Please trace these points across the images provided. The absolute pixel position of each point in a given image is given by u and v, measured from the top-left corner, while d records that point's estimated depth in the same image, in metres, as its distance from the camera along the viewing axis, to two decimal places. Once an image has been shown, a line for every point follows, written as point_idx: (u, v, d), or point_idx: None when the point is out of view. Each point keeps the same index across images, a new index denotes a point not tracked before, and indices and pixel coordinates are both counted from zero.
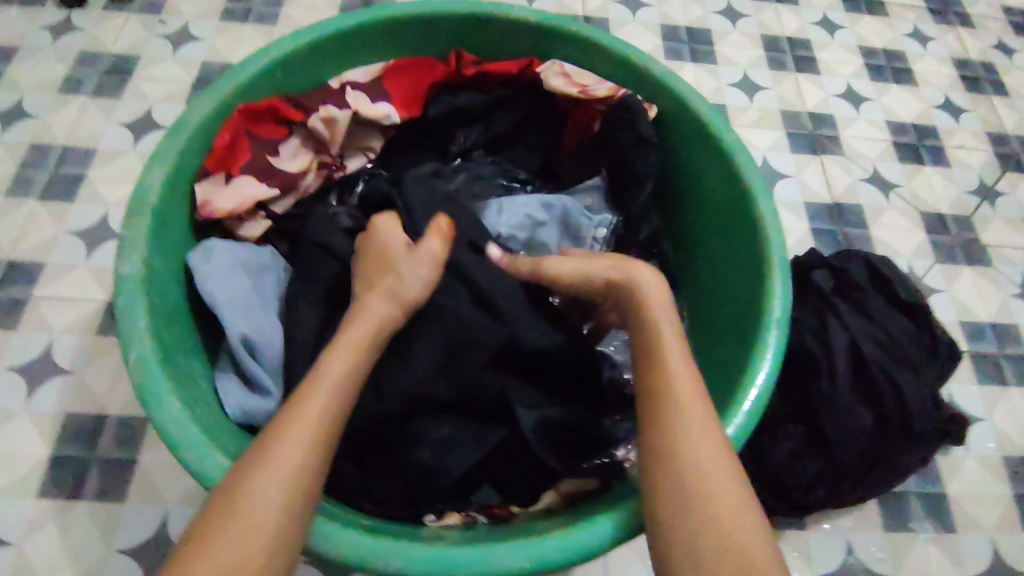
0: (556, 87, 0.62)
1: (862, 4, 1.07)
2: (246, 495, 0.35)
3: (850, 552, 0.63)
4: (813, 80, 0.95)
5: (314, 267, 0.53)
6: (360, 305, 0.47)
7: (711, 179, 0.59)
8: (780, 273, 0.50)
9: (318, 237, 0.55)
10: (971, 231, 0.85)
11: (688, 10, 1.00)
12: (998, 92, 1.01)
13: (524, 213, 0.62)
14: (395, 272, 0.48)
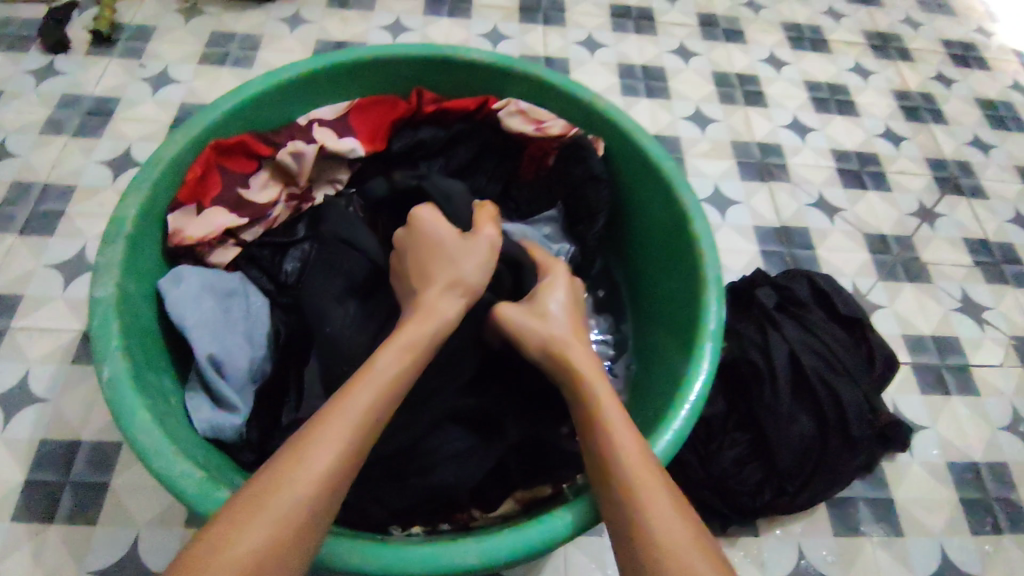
0: (514, 126, 0.66)
1: (807, 43, 1.15)
2: (276, 480, 0.37)
3: (802, 555, 0.65)
4: (761, 113, 1.01)
5: (342, 262, 0.58)
6: (422, 300, 0.50)
7: (655, 204, 0.63)
8: (714, 292, 0.54)
9: (341, 233, 0.59)
10: (912, 251, 0.90)
11: (643, 51, 1.07)
12: (936, 120, 1.08)
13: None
14: (455, 264, 0.52)
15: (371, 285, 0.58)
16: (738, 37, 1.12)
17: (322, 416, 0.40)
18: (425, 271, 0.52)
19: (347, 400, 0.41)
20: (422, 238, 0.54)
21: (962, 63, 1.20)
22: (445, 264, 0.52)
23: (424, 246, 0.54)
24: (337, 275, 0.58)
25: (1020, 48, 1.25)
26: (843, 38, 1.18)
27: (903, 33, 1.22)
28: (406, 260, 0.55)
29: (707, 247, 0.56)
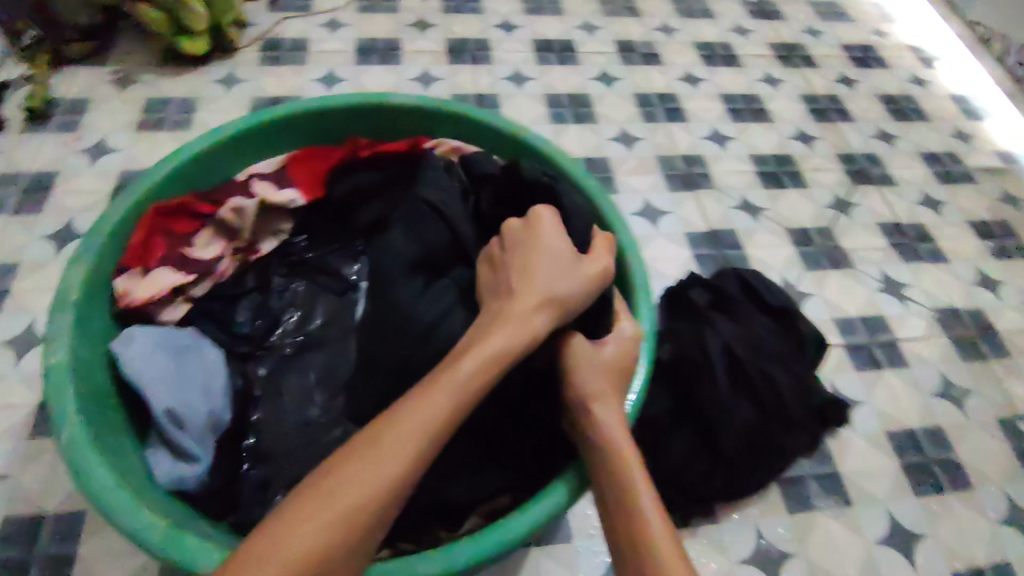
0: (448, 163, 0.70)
1: (719, 59, 1.23)
2: (341, 479, 0.38)
3: (761, 535, 0.69)
4: (682, 127, 1.09)
5: (428, 232, 0.59)
6: (518, 301, 0.47)
7: None
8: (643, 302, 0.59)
9: (434, 202, 0.61)
10: (833, 240, 0.97)
11: (568, 80, 1.14)
12: (843, 119, 1.16)
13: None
14: (563, 278, 0.49)
15: (431, 260, 0.59)
16: (654, 60, 1.20)
17: (386, 423, 0.41)
18: (530, 271, 0.49)
19: (425, 411, 0.41)
20: (538, 237, 0.51)
21: (862, 64, 1.29)
22: (558, 278, 0.49)
23: (535, 244, 0.51)
24: (416, 242, 0.59)
25: (914, 45, 1.35)
26: (752, 51, 1.26)
27: (805, 41, 1.31)
28: (512, 257, 0.51)
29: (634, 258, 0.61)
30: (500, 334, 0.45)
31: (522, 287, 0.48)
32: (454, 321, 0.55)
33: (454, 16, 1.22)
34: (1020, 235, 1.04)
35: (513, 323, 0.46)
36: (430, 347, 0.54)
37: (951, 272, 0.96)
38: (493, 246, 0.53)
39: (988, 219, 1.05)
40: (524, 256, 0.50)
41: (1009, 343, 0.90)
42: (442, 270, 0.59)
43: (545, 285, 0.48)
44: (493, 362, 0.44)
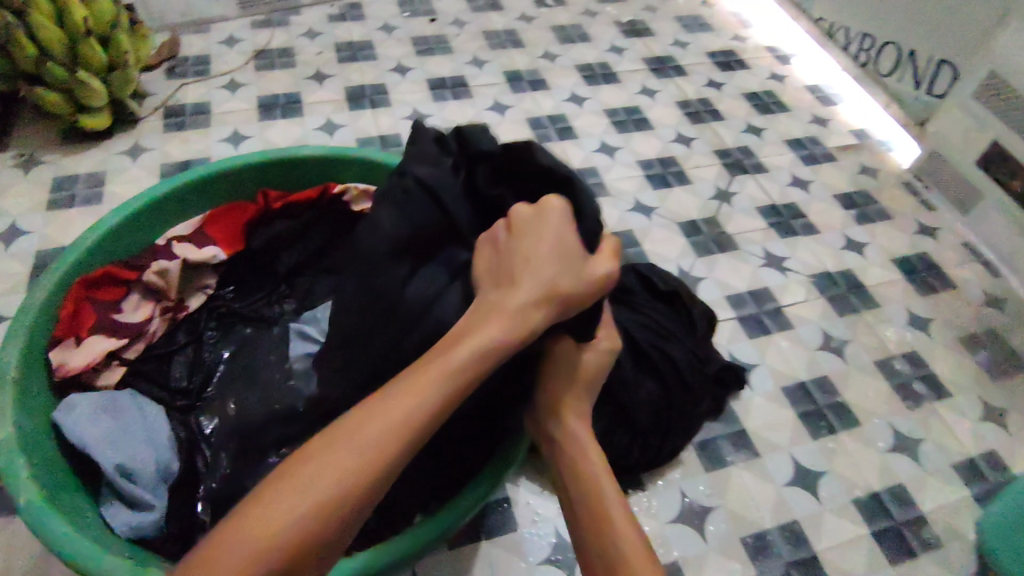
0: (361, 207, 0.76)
1: (599, 77, 1.35)
2: (317, 464, 0.40)
3: (687, 496, 0.77)
4: (574, 144, 1.19)
5: (417, 212, 0.53)
6: (517, 290, 0.47)
7: None
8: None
9: (428, 183, 0.54)
10: (718, 227, 1.08)
11: (465, 114, 1.23)
12: (715, 118, 1.30)
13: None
14: (568, 274, 0.49)
15: (421, 242, 0.54)
16: (541, 86, 1.31)
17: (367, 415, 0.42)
18: (534, 264, 0.48)
19: (403, 406, 0.42)
20: (542, 232, 0.49)
21: (726, 67, 1.44)
22: (564, 278, 0.48)
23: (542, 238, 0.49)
24: (406, 222, 0.53)
25: (770, 45, 1.51)
26: (628, 67, 1.39)
27: (675, 53, 1.45)
28: (517, 246, 0.49)
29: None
30: (490, 328, 0.46)
31: (527, 277, 0.47)
32: (443, 308, 0.53)
33: (350, 65, 1.30)
34: (877, 200, 1.18)
35: (507, 320, 0.46)
36: (416, 335, 0.52)
37: (822, 240, 1.09)
38: (501, 227, 0.51)
39: (850, 190, 1.19)
40: (531, 247, 0.49)
41: (877, 294, 1.02)
42: (433, 252, 0.55)
43: (549, 284, 0.47)
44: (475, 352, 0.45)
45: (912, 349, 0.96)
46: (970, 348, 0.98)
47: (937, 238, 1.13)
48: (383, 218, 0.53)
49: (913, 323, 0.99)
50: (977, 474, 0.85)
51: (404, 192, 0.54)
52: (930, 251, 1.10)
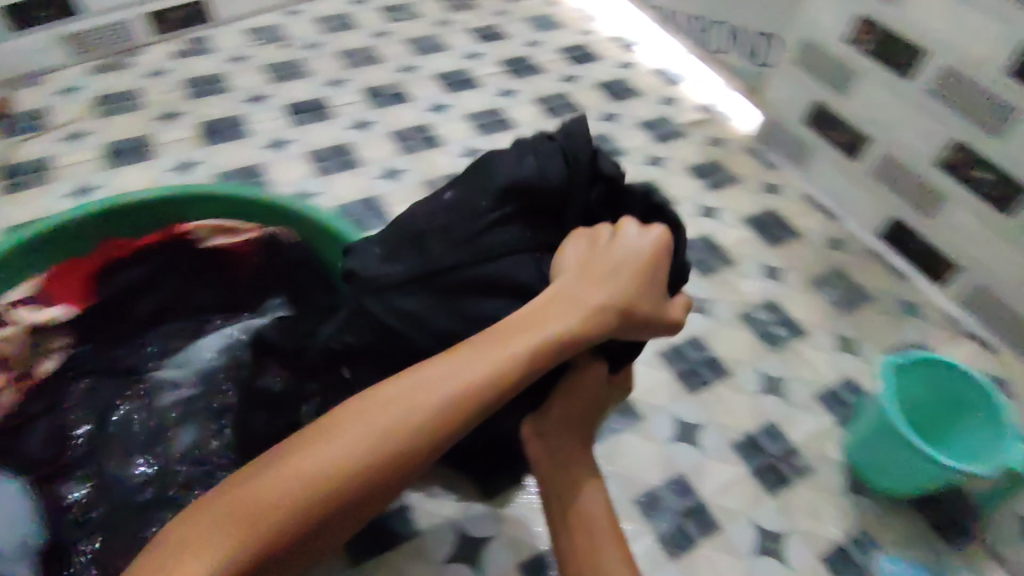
0: (217, 242, 0.79)
1: (458, 84, 1.38)
2: (404, 404, 0.50)
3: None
4: (439, 151, 1.22)
5: (547, 170, 0.58)
6: (595, 298, 0.55)
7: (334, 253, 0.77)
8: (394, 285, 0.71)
9: (573, 153, 0.58)
10: None
11: (326, 135, 1.23)
12: (572, 110, 1.36)
13: (219, 342, 0.77)
14: (642, 303, 0.57)
15: (529, 206, 0.59)
16: (401, 98, 1.33)
17: (442, 382, 0.50)
18: (614, 278, 0.56)
19: (469, 385, 0.50)
20: (633, 253, 0.57)
21: (578, 61, 1.50)
22: (637, 297, 0.56)
23: (630, 259, 0.57)
24: (524, 178, 0.58)
25: (617, 36, 1.58)
26: (485, 71, 1.43)
27: (529, 52, 1.50)
28: (609, 259, 0.56)
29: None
30: (564, 318, 0.54)
31: (607, 288, 0.56)
32: (511, 276, 0.58)
33: (201, 100, 1.27)
34: (726, 167, 1.27)
35: (579, 318, 0.54)
36: (479, 291, 0.57)
37: (679, 211, 1.17)
38: (604, 234, 0.58)
39: (702, 161, 1.28)
40: (617, 265, 0.56)
41: (734, 254, 1.11)
42: (533, 220, 0.59)
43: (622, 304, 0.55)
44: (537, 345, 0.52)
45: (770, 299, 1.04)
46: (819, 289, 1.07)
47: (782, 194, 1.22)
48: (525, 170, 0.58)
49: (768, 275, 1.08)
50: (836, 400, 0.93)
51: (552, 150, 0.59)
52: (777, 206, 1.20)
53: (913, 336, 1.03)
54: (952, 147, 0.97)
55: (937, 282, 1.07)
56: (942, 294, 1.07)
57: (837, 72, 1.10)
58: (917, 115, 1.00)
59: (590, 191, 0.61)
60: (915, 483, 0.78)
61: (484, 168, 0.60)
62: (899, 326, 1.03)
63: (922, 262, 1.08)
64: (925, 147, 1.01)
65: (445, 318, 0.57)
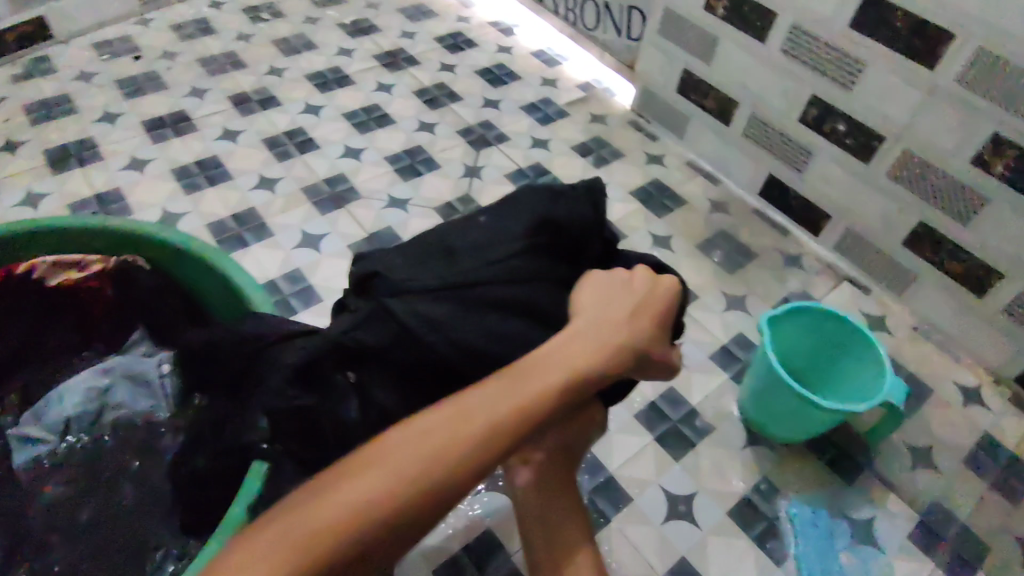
0: (65, 278, 0.70)
1: (332, 83, 1.33)
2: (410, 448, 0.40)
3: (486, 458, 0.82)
4: (317, 155, 1.17)
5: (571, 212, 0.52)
6: (620, 338, 0.49)
7: (201, 276, 0.72)
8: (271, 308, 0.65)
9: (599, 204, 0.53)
10: (473, 202, 1.13)
11: (191, 149, 1.15)
12: (453, 99, 1.33)
13: (84, 388, 0.69)
14: (660, 345, 0.52)
15: (553, 241, 0.52)
16: (272, 103, 1.27)
17: (471, 417, 0.42)
18: (636, 317, 0.50)
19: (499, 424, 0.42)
20: (648, 293, 0.52)
21: (456, 48, 1.47)
22: (657, 345, 0.51)
23: (652, 301, 0.52)
24: (555, 217, 0.52)
25: (493, 21, 1.57)
26: (360, 67, 1.38)
27: (404, 44, 1.46)
28: (629, 301, 0.51)
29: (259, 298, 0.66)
30: (591, 348, 0.47)
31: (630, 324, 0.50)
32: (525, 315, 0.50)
33: (45, 124, 1.16)
34: (610, 142, 1.28)
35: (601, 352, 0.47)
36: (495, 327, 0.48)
37: None
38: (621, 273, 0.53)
39: (586, 139, 1.28)
40: (637, 304, 0.51)
41: (623, 227, 1.12)
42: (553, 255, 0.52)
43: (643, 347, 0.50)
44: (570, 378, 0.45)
45: None
46: (707, 252, 1.10)
47: (665, 163, 1.25)
48: (561, 206, 0.52)
49: (657, 244, 1.10)
50: (731, 357, 0.96)
51: (579, 188, 0.53)
52: (662, 176, 1.22)
53: (797, 286, 1.07)
54: (811, 102, 1.01)
55: (813, 233, 1.12)
56: (819, 243, 1.12)
57: (701, 39, 1.12)
58: (778, 75, 1.04)
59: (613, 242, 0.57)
60: (807, 428, 0.81)
61: (519, 198, 0.54)
62: (783, 278, 1.08)
63: (798, 215, 1.13)
64: (788, 105, 1.05)
65: (466, 333, 0.47)
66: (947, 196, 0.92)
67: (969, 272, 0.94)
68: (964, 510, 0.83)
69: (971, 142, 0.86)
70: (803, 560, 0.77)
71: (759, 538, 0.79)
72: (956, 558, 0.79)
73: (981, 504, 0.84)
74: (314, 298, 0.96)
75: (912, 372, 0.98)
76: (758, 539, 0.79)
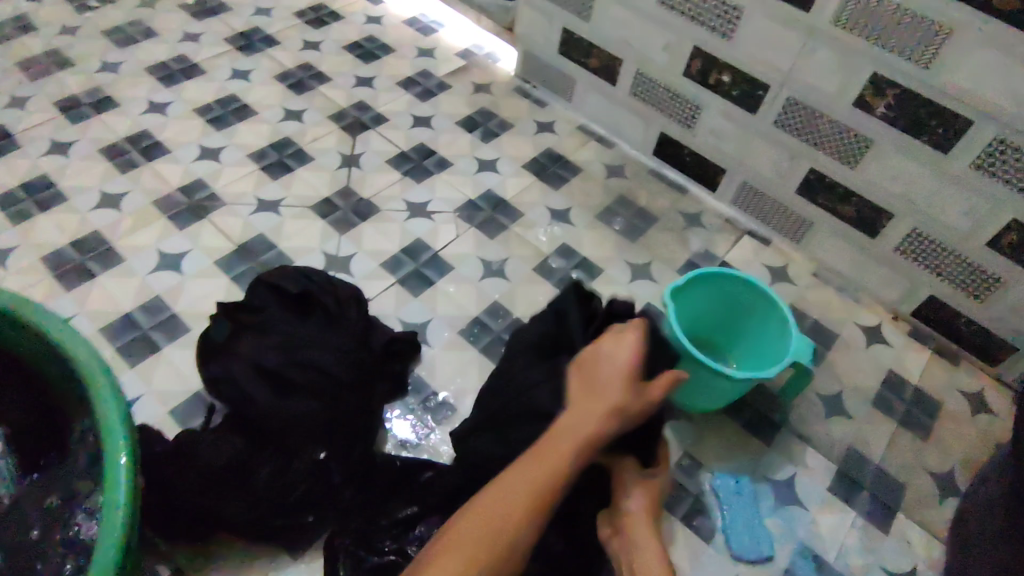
0: None
1: (179, 75, 1.17)
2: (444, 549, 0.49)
3: (405, 407, 0.83)
4: (168, 160, 1.03)
5: (540, 328, 0.70)
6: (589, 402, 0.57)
7: (48, 360, 0.59)
8: (124, 441, 0.54)
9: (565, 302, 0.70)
10: (354, 195, 1.03)
11: (13, 169, 0.99)
12: (321, 81, 1.20)
13: None
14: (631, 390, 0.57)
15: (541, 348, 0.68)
16: (109, 104, 1.10)
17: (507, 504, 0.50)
18: (598, 380, 0.58)
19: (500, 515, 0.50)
20: (614, 353, 0.59)
21: (318, 22, 1.33)
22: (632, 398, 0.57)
23: (614, 361, 0.58)
24: (542, 329, 0.70)
25: None
26: (210, 53, 1.22)
27: (259, 22, 1.30)
28: (593, 370, 0.59)
29: (110, 421, 0.55)
30: (586, 418, 0.55)
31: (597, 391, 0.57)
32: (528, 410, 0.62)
33: None
34: (497, 113, 1.20)
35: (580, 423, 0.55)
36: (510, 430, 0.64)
37: (457, 171, 1.09)
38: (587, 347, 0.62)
39: (470, 111, 1.20)
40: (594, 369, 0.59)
41: (519, 204, 1.06)
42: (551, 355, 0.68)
43: (632, 402, 0.57)
44: (577, 450, 0.54)
45: (562, 243, 1.01)
46: (607, 221, 1.05)
47: (556, 130, 1.18)
48: (562, 320, 0.69)
49: (556, 218, 1.05)
50: None
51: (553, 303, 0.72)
52: (554, 145, 1.16)
53: (700, 246, 1.05)
54: (694, 54, 0.97)
55: (711, 189, 1.10)
56: (717, 198, 1.10)
57: None
58: (659, 29, 0.99)
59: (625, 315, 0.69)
60: (721, 396, 0.79)
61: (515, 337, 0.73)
62: (685, 239, 1.05)
63: (694, 171, 1.10)
64: (671, 59, 1.00)
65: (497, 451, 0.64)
66: (835, 140, 0.91)
67: (861, 214, 0.95)
68: (877, 452, 0.85)
69: (853, 83, 0.85)
70: (731, 531, 0.76)
71: (687, 516, 0.77)
72: (874, 502, 0.80)
73: (891, 444, 0.86)
74: (178, 328, 0.84)
75: (817, 319, 0.98)
76: (686, 517, 0.77)
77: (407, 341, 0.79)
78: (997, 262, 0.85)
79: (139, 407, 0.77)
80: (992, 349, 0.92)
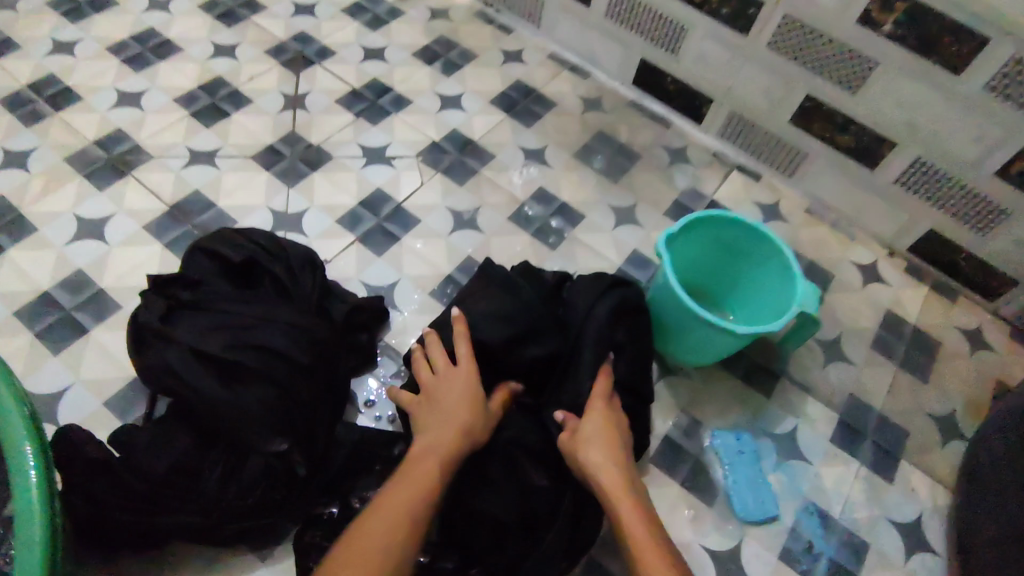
0: None
1: (85, 7, 1.00)
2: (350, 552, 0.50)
3: (380, 382, 0.74)
4: (81, 110, 0.89)
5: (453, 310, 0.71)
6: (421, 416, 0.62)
7: None
8: (29, 442, 0.48)
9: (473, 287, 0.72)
10: (301, 142, 0.91)
11: None
12: (254, 10, 1.05)
13: None
14: (440, 384, 0.63)
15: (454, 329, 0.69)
16: (3, 45, 0.94)
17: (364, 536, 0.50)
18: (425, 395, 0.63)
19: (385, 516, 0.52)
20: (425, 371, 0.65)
21: None
22: (444, 393, 0.63)
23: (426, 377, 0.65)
24: (470, 303, 0.70)
25: None
26: None
27: None
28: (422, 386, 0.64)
29: (24, 504, 0.46)
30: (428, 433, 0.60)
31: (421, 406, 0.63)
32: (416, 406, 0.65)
33: None
34: (458, 42, 1.07)
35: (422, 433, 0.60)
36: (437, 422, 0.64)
37: (416, 111, 0.97)
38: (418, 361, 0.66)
39: (428, 41, 1.06)
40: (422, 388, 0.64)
41: (487, 146, 0.95)
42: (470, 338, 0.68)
43: (454, 398, 0.62)
44: (426, 465, 0.56)
45: (538, 188, 0.92)
46: (585, 161, 0.96)
47: (525, 60, 1.06)
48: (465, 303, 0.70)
49: (530, 159, 0.95)
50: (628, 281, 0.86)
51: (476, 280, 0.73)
52: (524, 76, 1.04)
53: (686, 184, 0.97)
54: None
55: (696, 121, 1.01)
56: (703, 131, 1.01)
57: None
58: None
59: (533, 288, 0.71)
60: (716, 352, 0.73)
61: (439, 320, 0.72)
62: (670, 178, 0.97)
63: (677, 102, 1.01)
64: None
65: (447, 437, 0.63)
66: (833, 63, 0.82)
67: (859, 144, 0.87)
68: (878, 398, 0.81)
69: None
70: (735, 491, 0.71)
71: (688, 481, 0.72)
72: (877, 451, 0.77)
73: (892, 389, 0.82)
74: (108, 306, 0.74)
75: (811, 259, 0.92)
76: (686, 481, 0.72)
77: (370, 311, 0.72)
78: (1003, 191, 0.80)
79: (70, 399, 0.68)
80: (991, 283, 0.88)
